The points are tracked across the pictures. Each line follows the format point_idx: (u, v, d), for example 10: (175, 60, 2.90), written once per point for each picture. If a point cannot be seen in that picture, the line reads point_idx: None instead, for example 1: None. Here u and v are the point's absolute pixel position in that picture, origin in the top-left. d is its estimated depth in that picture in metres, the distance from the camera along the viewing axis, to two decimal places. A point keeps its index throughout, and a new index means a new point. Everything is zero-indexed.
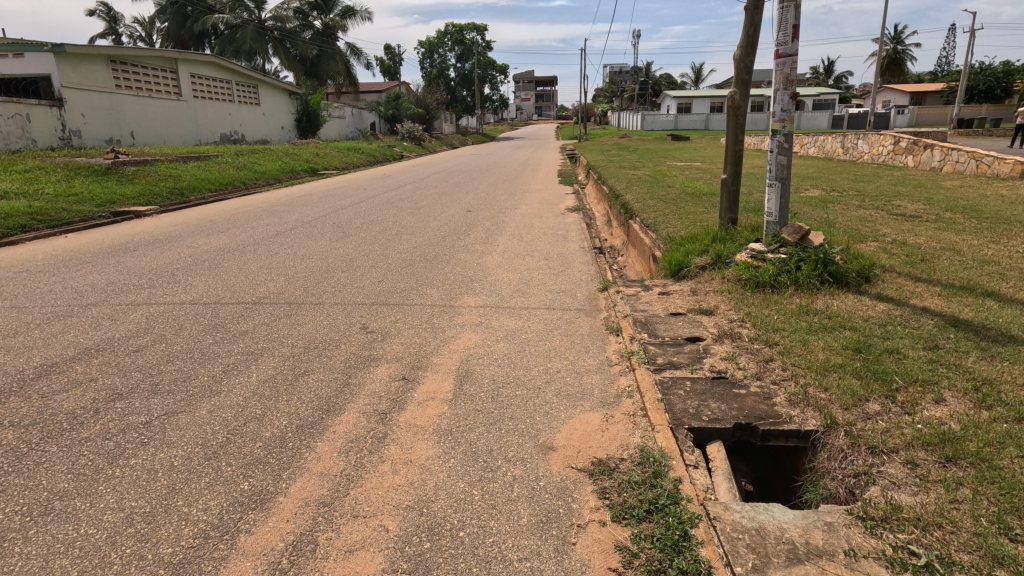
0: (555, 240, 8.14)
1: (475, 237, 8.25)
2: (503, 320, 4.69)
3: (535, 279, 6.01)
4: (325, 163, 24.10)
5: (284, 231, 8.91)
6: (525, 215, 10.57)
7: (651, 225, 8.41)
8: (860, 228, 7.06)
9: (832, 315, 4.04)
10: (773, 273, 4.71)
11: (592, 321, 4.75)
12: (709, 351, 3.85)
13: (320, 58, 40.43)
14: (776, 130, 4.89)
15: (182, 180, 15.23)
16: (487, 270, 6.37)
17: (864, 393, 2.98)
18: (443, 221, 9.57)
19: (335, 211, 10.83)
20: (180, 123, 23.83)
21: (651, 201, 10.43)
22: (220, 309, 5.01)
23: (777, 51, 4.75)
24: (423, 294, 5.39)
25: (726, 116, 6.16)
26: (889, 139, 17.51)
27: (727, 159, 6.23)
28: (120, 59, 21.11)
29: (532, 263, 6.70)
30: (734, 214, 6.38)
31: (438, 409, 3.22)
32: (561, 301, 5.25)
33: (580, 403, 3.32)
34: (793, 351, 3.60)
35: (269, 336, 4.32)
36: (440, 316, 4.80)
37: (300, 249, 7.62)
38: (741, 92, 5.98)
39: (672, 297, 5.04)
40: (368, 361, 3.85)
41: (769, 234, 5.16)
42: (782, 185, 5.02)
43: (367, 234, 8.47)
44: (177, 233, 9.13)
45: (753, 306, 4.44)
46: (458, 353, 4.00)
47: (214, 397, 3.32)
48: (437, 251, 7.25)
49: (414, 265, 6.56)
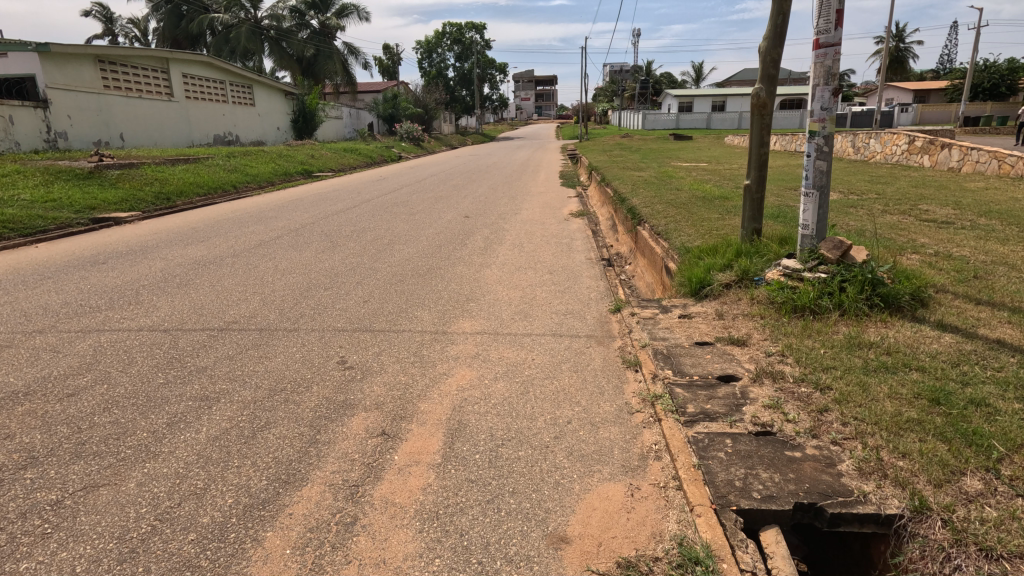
0: (559, 250, 7.53)
1: (473, 247, 7.66)
2: (504, 352, 4.07)
3: (539, 298, 5.40)
4: (321, 164, 23.48)
5: (268, 241, 8.30)
6: (526, 221, 9.95)
7: (662, 233, 7.80)
8: (894, 238, 6.45)
9: (891, 350, 3.43)
10: (813, 296, 4.10)
11: (605, 352, 4.14)
12: (748, 396, 3.24)
13: (317, 57, 39.86)
14: (814, 131, 4.29)
15: (169, 183, 14.64)
16: (486, 287, 5.75)
17: (957, 464, 2.37)
18: (439, 229, 8.95)
19: (325, 218, 10.21)
20: (171, 124, 23.24)
21: (660, 206, 9.81)
22: (182, 337, 4.40)
23: (817, 41, 4.14)
24: (413, 318, 4.77)
25: (750, 116, 5.55)
26: (903, 138, 16.85)
27: (751, 163, 5.62)
28: (109, 59, 20.54)
29: (536, 278, 6.08)
30: (759, 223, 5.76)
31: (423, 479, 2.62)
32: (569, 326, 4.63)
33: (598, 468, 2.72)
34: (851, 398, 2.98)
35: (230, 374, 3.70)
36: (430, 346, 4.18)
37: (283, 261, 7.01)
38: (767, 90, 5.37)
39: (695, 322, 4.43)
40: (343, 409, 3.24)
41: (805, 249, 4.55)
42: (820, 194, 4.41)
43: (356, 244, 7.87)
44: (154, 243, 8.53)
45: (794, 337, 3.82)
46: (449, 397, 3.39)
47: (148, 463, 2.70)
48: (431, 264, 6.65)
49: (404, 280, 5.95)
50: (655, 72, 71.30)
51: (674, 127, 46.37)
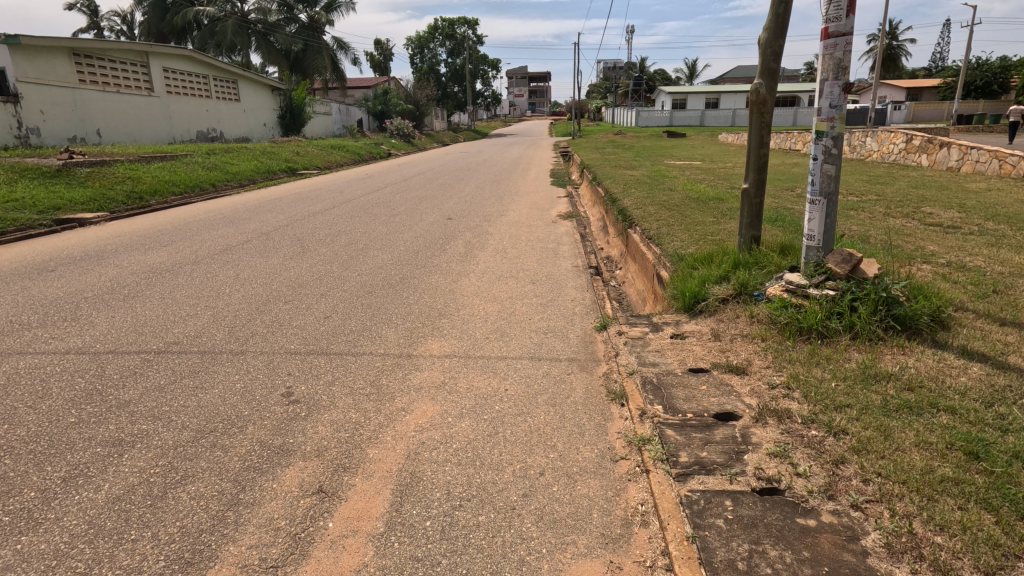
0: (545, 256, 7.08)
1: (453, 252, 7.18)
2: (474, 380, 3.60)
3: (518, 313, 4.94)
4: (306, 162, 22.90)
5: (235, 246, 7.77)
6: (512, 224, 9.48)
7: (654, 238, 7.38)
8: (901, 245, 6.03)
9: (913, 384, 2.98)
10: (820, 317, 3.66)
11: (588, 379, 3.68)
12: (750, 440, 2.78)
13: (305, 52, 39.13)
14: (822, 132, 3.83)
15: (143, 182, 14.06)
16: (462, 300, 5.28)
17: (1011, 546, 1.94)
18: (419, 232, 8.46)
19: (301, 220, 9.69)
20: (151, 120, 22.55)
21: (652, 208, 9.37)
22: (111, 361, 3.90)
23: (827, 31, 3.69)
24: (376, 338, 4.30)
25: (749, 113, 5.10)
26: (900, 136, 16.49)
27: (750, 165, 5.18)
28: (84, 52, 19.84)
29: (517, 289, 5.62)
30: (757, 231, 5.32)
31: (360, 556, 2.16)
32: (549, 348, 4.16)
33: (572, 539, 2.26)
34: (872, 447, 2.54)
35: (156, 410, 3.21)
36: (391, 373, 3.70)
37: (246, 269, 6.50)
38: (767, 85, 4.92)
39: (689, 344, 3.99)
40: (278, 457, 2.77)
41: (810, 262, 4.10)
42: (829, 203, 3.96)
43: (328, 250, 7.36)
44: (115, 247, 8.00)
45: (800, 366, 3.38)
46: (405, 441, 2.92)
47: (24, 536, 2.22)
48: (404, 273, 6.17)
49: (373, 292, 5.48)
50: (649, 68, 70.84)
51: (668, 124, 45.98)
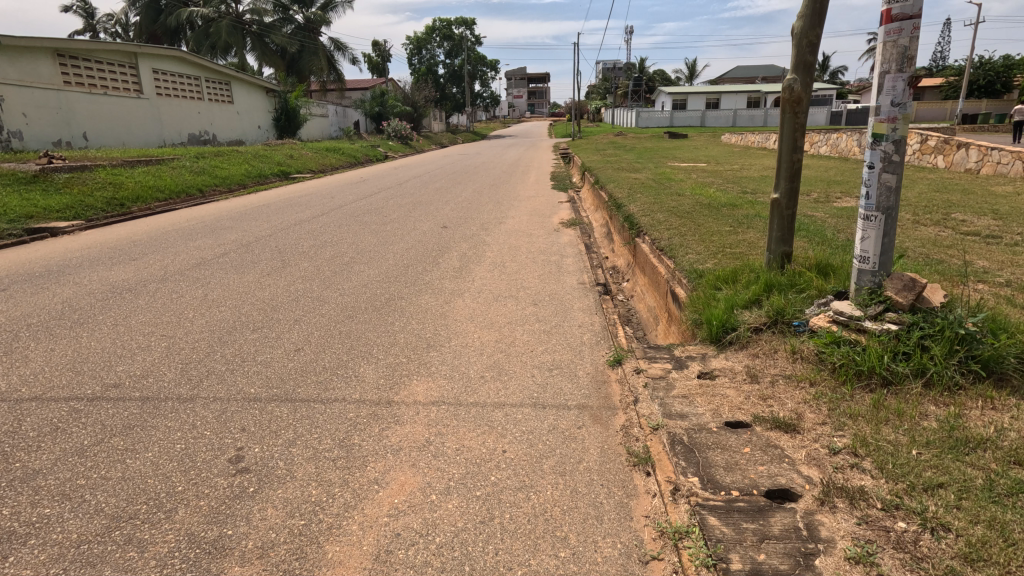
0: (547, 270, 6.48)
1: (447, 266, 6.57)
2: (464, 439, 2.97)
3: (519, 342, 4.33)
4: (300, 165, 22.26)
5: (210, 259, 7.14)
6: (512, 233, 8.84)
7: (667, 250, 6.75)
8: (947, 260, 5.40)
9: (1021, 457, 2.35)
10: (883, 359, 3.03)
11: (604, 435, 3.05)
12: (820, 534, 2.16)
13: (300, 53, 38.51)
14: (881, 135, 3.21)
15: (125, 188, 13.41)
16: (455, 326, 4.65)
17: None
18: (411, 244, 7.82)
19: (285, 230, 9.05)
20: (140, 122, 21.94)
21: (662, 215, 8.73)
22: (33, 411, 3.26)
23: (889, 13, 3.07)
24: (352, 379, 3.66)
25: (780, 113, 4.47)
26: (915, 137, 15.87)
27: (780, 173, 4.56)
28: (70, 53, 19.24)
29: (517, 312, 5.00)
30: (789, 246, 4.69)
31: None
32: (555, 391, 3.53)
33: None
34: (990, 556, 1.91)
35: (67, 486, 2.57)
36: (365, 428, 3.08)
37: (217, 287, 5.88)
38: (802, 81, 4.30)
39: (721, 388, 3.37)
40: (209, 561, 2.14)
41: (864, 289, 3.47)
42: (888, 219, 3.32)
43: (310, 264, 6.75)
44: (80, 260, 7.35)
45: (866, 423, 2.75)
46: (375, 534, 2.29)
47: None
48: (391, 292, 5.56)
49: (353, 317, 4.86)
50: (648, 69, 70.23)
51: (668, 125, 45.36)
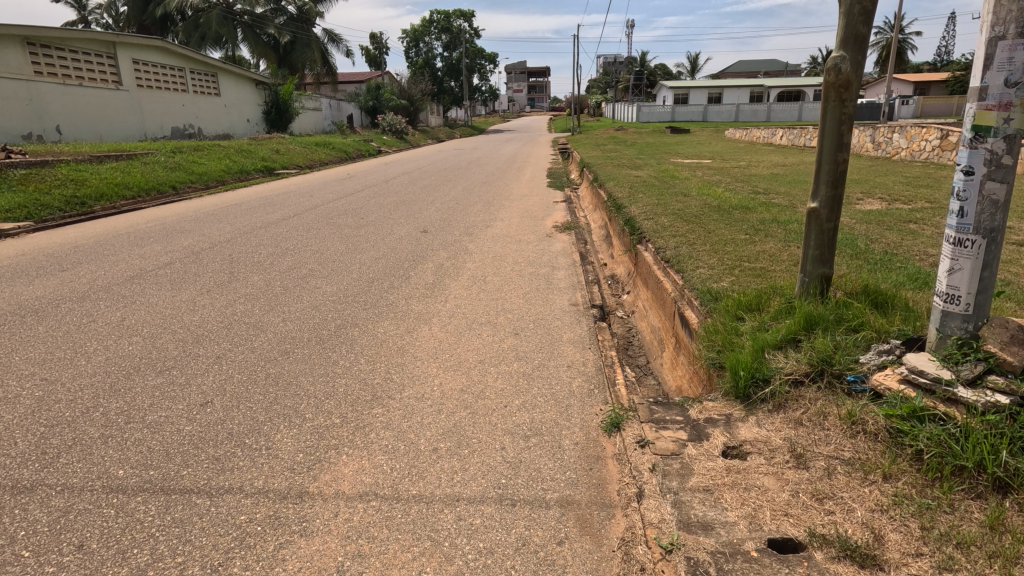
0: (535, 286, 5.58)
1: (419, 281, 5.67)
2: (392, 568, 2.07)
3: (491, 390, 3.42)
4: (286, 160, 21.28)
5: (148, 271, 6.24)
6: (499, 239, 7.89)
7: (673, 262, 5.84)
8: (1012, 280, 4.48)
9: None
10: (994, 451, 2.12)
11: (595, 558, 2.14)
12: None
13: (293, 45, 37.46)
14: (986, 128, 2.29)
15: (88, 185, 12.47)
16: (414, 367, 3.72)
17: None
18: (382, 252, 6.91)
19: (246, 235, 8.09)
20: (119, 115, 20.96)
21: (667, 219, 7.78)
22: None
23: None
24: (261, 455, 2.74)
25: (822, 101, 3.53)
26: (933, 132, 14.88)
27: (819, 177, 3.64)
28: (41, 42, 18.25)
29: (493, 344, 4.09)
30: (828, 267, 3.77)
31: None
32: (532, 474, 2.62)
33: None
34: None
35: None
36: (255, 545, 2.17)
37: (141, 308, 4.96)
38: (851, 59, 3.35)
39: (756, 476, 2.45)
40: None
41: (949, 340, 2.54)
42: (991, 244, 2.39)
43: (261, 279, 5.83)
44: (3, 271, 6.42)
45: (986, 562, 1.83)
46: None
47: None
48: (346, 316, 4.65)
49: (291, 352, 3.96)
50: (649, 63, 69.29)
51: (670, 119, 44.33)
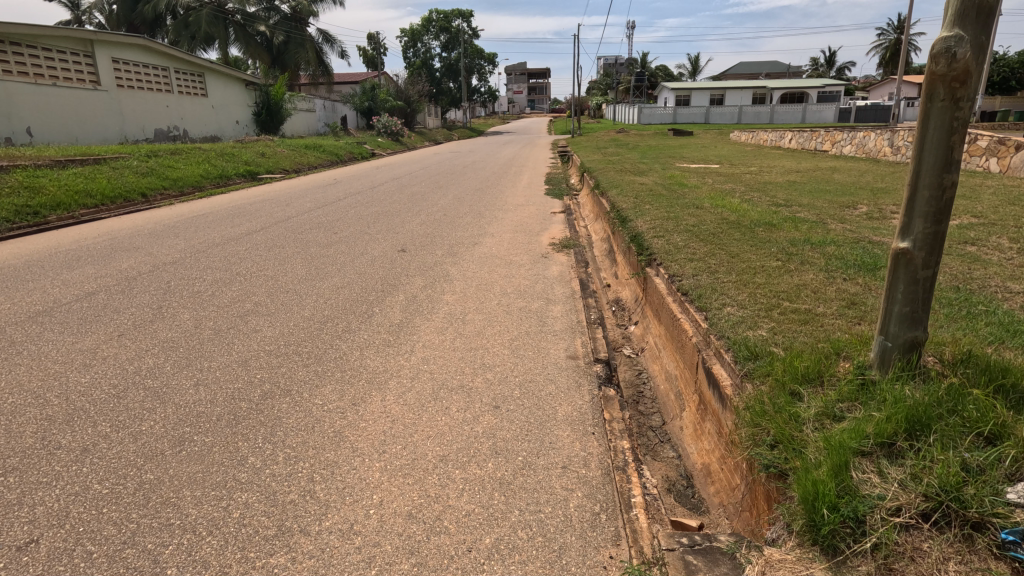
0: (524, 329, 4.55)
1: (383, 321, 4.64)
2: None
3: (448, 517, 2.36)
4: (272, 163, 20.27)
5: (62, 304, 5.19)
6: (486, 261, 6.88)
7: (693, 296, 4.79)
8: None
9: None
10: None
11: None
12: None
13: (286, 45, 36.46)
14: None
15: (44, 193, 11.43)
16: (349, 471, 2.66)
17: None
18: (348, 279, 5.89)
19: (197, 255, 7.04)
20: (96, 117, 19.89)
21: (680, 236, 6.77)
22: None
23: None
24: None
25: (924, 100, 2.50)
26: None
27: (913, 206, 2.60)
28: (10, 39, 17.20)
29: (462, 427, 3.04)
30: (921, 330, 2.72)
31: None
32: None
33: None
34: None
35: None
36: None
37: (22, 362, 3.90)
38: (971, 40, 2.33)
39: None
40: None
41: None
42: None
43: (191, 317, 4.79)
44: None
45: None
46: None
47: None
48: (279, 378, 3.61)
49: (187, 441, 2.91)
50: (649, 64, 68.48)
51: (672, 121, 43.34)
